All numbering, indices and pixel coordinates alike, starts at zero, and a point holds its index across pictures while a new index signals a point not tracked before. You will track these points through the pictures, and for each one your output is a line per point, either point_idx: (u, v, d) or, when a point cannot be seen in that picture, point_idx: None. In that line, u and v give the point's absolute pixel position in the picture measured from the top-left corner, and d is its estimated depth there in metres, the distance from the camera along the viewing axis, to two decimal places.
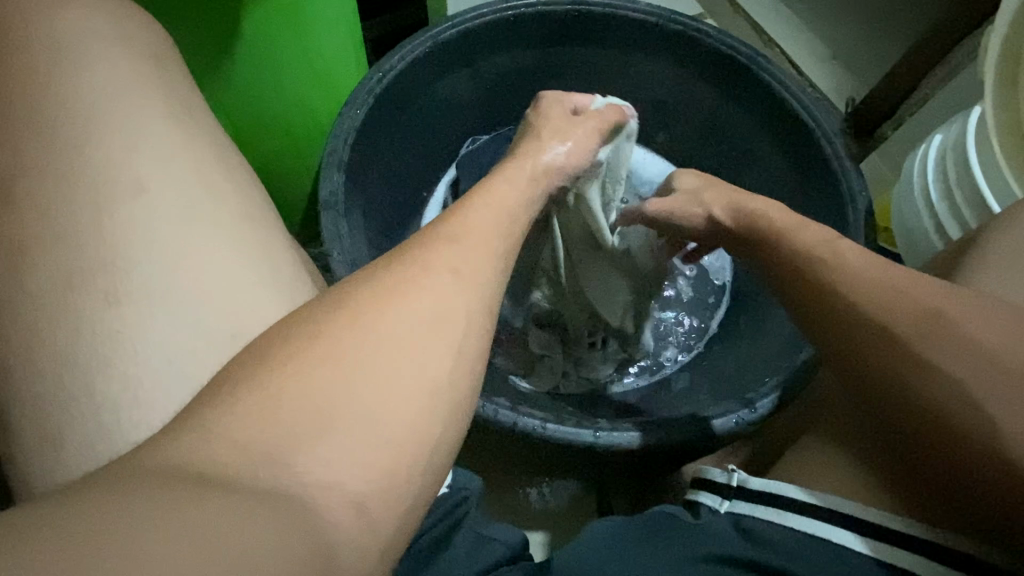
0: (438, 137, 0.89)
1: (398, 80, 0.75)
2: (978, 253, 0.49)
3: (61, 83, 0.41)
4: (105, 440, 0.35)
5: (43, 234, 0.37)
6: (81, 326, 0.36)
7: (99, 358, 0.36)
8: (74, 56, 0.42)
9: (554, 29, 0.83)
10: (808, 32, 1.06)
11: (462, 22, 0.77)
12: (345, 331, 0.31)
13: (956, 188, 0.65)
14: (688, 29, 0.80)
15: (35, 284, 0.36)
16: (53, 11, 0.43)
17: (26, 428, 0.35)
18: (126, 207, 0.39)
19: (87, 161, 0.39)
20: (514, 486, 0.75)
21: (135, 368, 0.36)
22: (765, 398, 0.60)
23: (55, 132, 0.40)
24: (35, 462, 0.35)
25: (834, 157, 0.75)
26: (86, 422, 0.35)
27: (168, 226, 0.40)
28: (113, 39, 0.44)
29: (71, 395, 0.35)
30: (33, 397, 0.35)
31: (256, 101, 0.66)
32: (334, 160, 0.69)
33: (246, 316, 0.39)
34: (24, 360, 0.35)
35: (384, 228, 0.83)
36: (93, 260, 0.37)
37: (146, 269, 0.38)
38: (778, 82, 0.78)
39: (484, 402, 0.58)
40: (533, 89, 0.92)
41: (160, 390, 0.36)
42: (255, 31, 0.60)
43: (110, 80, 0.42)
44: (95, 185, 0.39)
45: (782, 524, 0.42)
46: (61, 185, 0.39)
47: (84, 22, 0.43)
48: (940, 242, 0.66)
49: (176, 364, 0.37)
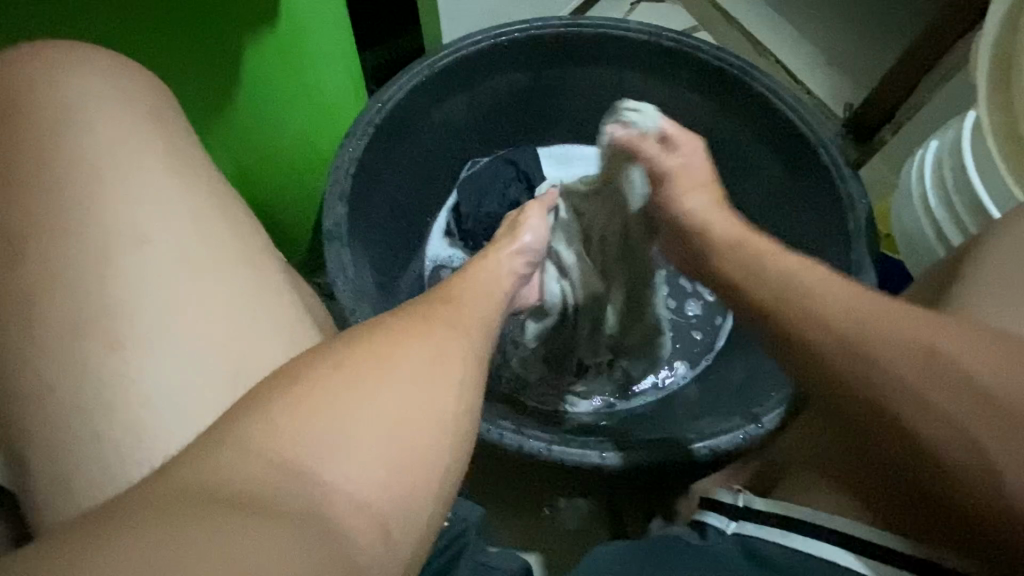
0: (438, 162, 0.90)
1: (397, 110, 0.77)
2: (972, 262, 0.48)
3: (73, 139, 0.43)
4: (116, 482, 0.36)
5: (54, 289, 0.39)
6: (90, 375, 0.38)
7: (106, 404, 0.37)
8: (76, 117, 0.44)
9: (548, 51, 0.85)
10: (801, 40, 1.05)
11: (455, 51, 0.79)
12: (339, 373, 0.32)
13: (954, 195, 0.65)
14: (680, 45, 0.81)
15: (49, 334, 0.38)
16: (61, 70, 0.45)
17: (45, 476, 0.36)
18: (132, 257, 0.41)
19: (92, 216, 0.41)
20: (526, 507, 0.75)
21: (141, 411, 0.38)
22: (770, 412, 0.60)
23: (67, 185, 0.42)
24: (56, 508, 0.36)
25: (834, 166, 0.75)
26: (98, 469, 0.36)
27: (171, 274, 0.41)
28: (112, 97, 0.46)
29: (87, 441, 0.37)
30: (48, 441, 0.37)
31: (258, 137, 0.68)
32: (337, 190, 0.70)
33: (252, 358, 0.41)
34: (41, 410, 0.37)
35: (388, 256, 0.84)
36: (100, 309, 0.39)
37: (150, 318, 0.40)
38: (773, 92, 0.79)
39: (492, 427, 0.59)
40: (529, 111, 0.93)
41: (169, 432, 0.37)
42: (255, 68, 0.62)
43: (118, 134, 0.44)
44: (106, 236, 0.41)
45: (787, 545, 0.42)
46: (73, 237, 0.40)
47: (84, 81, 0.46)
48: (941, 248, 0.67)
49: (179, 408, 0.38)
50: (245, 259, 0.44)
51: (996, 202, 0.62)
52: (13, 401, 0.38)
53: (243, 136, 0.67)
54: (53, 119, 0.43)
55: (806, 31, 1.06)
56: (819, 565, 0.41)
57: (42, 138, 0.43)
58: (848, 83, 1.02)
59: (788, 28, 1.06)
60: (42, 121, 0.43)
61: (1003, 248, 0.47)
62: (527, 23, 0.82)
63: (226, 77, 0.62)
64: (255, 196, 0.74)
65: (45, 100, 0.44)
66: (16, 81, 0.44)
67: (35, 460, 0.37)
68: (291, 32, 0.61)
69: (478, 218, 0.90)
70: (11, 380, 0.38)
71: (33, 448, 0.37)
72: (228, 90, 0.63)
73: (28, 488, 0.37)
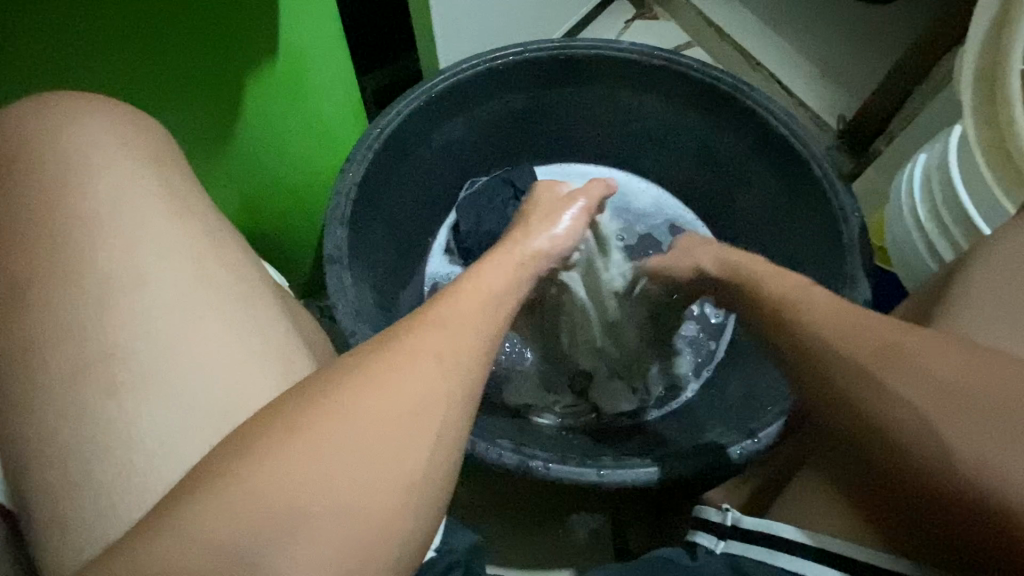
0: (439, 183, 0.92)
1: (396, 134, 0.79)
2: (961, 281, 0.48)
3: (82, 182, 0.45)
4: (115, 518, 0.37)
5: (58, 330, 0.41)
6: (91, 414, 0.39)
7: (105, 443, 0.39)
8: (80, 163, 0.46)
9: (543, 72, 0.87)
10: (793, 54, 1.07)
11: (451, 74, 0.81)
12: (335, 405, 0.34)
13: (942, 209, 0.66)
14: (672, 63, 0.83)
15: (56, 372, 0.40)
16: (74, 116, 0.48)
17: (47, 513, 0.38)
18: (134, 297, 0.43)
19: (93, 259, 0.43)
20: (529, 524, 0.75)
21: (137, 450, 0.39)
22: (768, 426, 0.60)
23: (75, 227, 0.44)
24: (56, 544, 0.37)
25: (827, 180, 0.76)
26: (96, 507, 0.38)
27: (171, 313, 0.43)
28: (115, 142, 0.48)
29: (85, 479, 0.38)
30: (54, 478, 0.38)
31: (260, 168, 0.70)
32: (337, 215, 0.72)
33: (247, 393, 0.42)
34: (43, 448, 0.39)
35: (389, 278, 0.85)
36: (104, 348, 0.41)
37: (148, 357, 0.41)
38: (765, 107, 0.80)
39: (492, 446, 0.60)
40: (526, 131, 0.95)
41: (164, 470, 0.39)
42: (255, 101, 0.64)
43: (125, 175, 0.47)
44: (110, 275, 0.43)
45: (773, 563, 0.43)
46: (80, 278, 0.42)
47: (88, 128, 0.48)
48: (930, 262, 0.67)
49: (173, 446, 0.39)
50: (241, 294, 0.46)
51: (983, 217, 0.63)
52: (18, 440, 0.39)
53: (245, 165, 0.69)
54: (58, 166, 0.45)
55: (800, 46, 1.07)
56: None
57: (53, 182, 0.45)
58: (840, 96, 1.03)
59: (780, 43, 1.08)
60: (47, 168, 0.45)
61: (991, 266, 0.47)
62: (520, 47, 0.83)
63: (227, 112, 0.64)
64: (258, 224, 0.76)
65: (57, 145, 0.46)
66: (24, 131, 0.47)
67: (37, 497, 0.38)
68: (291, 64, 0.63)
69: (477, 236, 0.91)
70: (17, 419, 0.40)
71: (36, 486, 0.38)
72: (230, 121, 0.64)
73: (34, 524, 0.38)
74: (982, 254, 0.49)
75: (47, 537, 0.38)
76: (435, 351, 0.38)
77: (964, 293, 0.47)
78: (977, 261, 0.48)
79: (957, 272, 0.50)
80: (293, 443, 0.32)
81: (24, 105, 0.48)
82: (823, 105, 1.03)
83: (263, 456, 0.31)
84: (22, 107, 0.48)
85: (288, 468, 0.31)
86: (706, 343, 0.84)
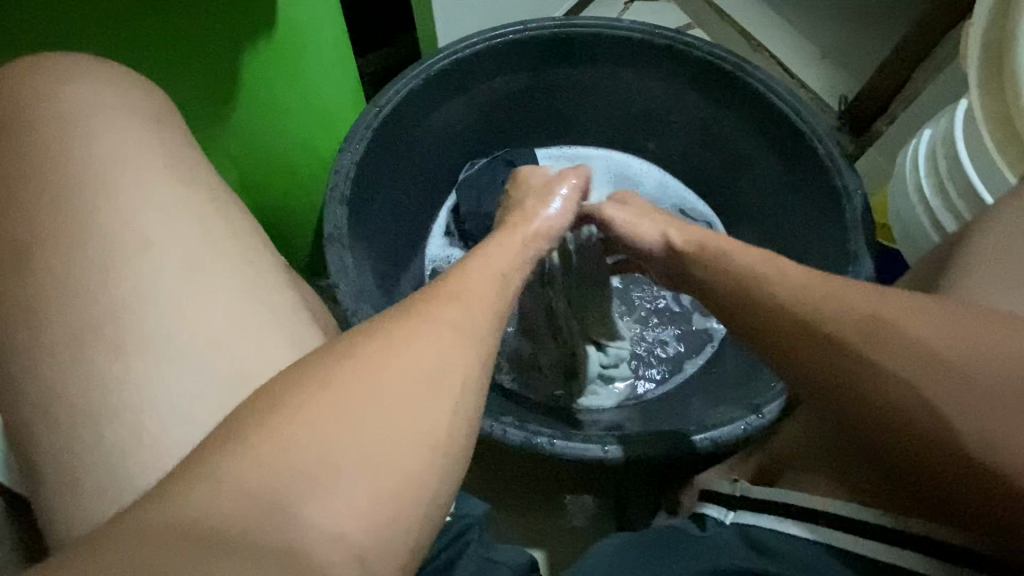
0: (439, 164, 0.91)
1: (395, 113, 0.78)
2: (964, 247, 0.48)
3: (78, 152, 0.44)
4: (128, 481, 0.37)
5: (58, 299, 0.40)
6: (99, 381, 0.38)
7: (117, 410, 0.38)
8: (73, 131, 0.45)
9: (544, 51, 0.85)
10: (794, 34, 1.06)
11: (451, 52, 0.79)
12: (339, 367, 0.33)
13: (949, 184, 0.66)
14: (674, 41, 0.82)
15: (60, 340, 0.39)
16: (68, 86, 0.46)
17: (57, 476, 0.37)
18: (137, 267, 0.42)
19: (95, 227, 0.42)
20: (532, 502, 0.75)
21: (147, 413, 0.38)
22: (771, 402, 0.60)
23: (74, 198, 0.42)
24: (67, 509, 0.37)
25: (831, 159, 0.75)
26: (108, 474, 0.37)
27: (177, 284, 0.42)
28: (109, 110, 0.46)
29: (96, 446, 0.37)
30: (64, 444, 0.38)
31: (259, 145, 0.68)
32: (337, 194, 0.71)
33: (256, 362, 0.41)
34: (51, 415, 0.38)
35: (391, 261, 0.85)
36: (110, 318, 0.40)
37: (153, 328, 0.40)
38: (769, 85, 0.79)
39: (496, 424, 0.59)
40: (525, 112, 0.94)
41: (176, 436, 0.38)
42: (252, 77, 0.63)
43: (123, 145, 0.45)
44: (111, 245, 0.42)
45: (785, 532, 0.43)
46: (81, 248, 0.41)
47: (83, 97, 0.46)
48: (933, 234, 0.68)
49: (180, 411, 0.39)
50: (245, 262, 0.45)
51: (990, 190, 0.62)
52: (24, 412, 0.39)
53: (243, 142, 0.67)
54: (52, 134, 0.44)
55: (801, 25, 1.06)
56: (816, 553, 0.41)
57: (49, 151, 0.43)
58: (840, 78, 1.02)
59: (781, 23, 1.07)
60: (43, 137, 0.44)
61: (993, 233, 0.47)
62: (520, 24, 0.82)
63: (225, 88, 0.62)
64: (258, 203, 0.74)
65: (52, 114, 0.45)
66: (17, 99, 0.45)
67: (48, 465, 0.38)
68: (290, 39, 0.62)
69: (477, 218, 0.90)
70: (22, 389, 0.39)
71: (46, 454, 0.38)
72: (227, 97, 0.63)
73: (46, 488, 0.38)
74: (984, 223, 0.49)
75: (59, 506, 0.37)
76: (444, 320, 0.38)
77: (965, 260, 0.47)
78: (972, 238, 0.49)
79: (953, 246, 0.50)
80: (306, 409, 0.31)
81: (14, 71, 0.47)
82: (825, 86, 1.02)
83: (275, 422, 0.31)
84: (14, 75, 0.46)
85: (295, 428, 0.31)
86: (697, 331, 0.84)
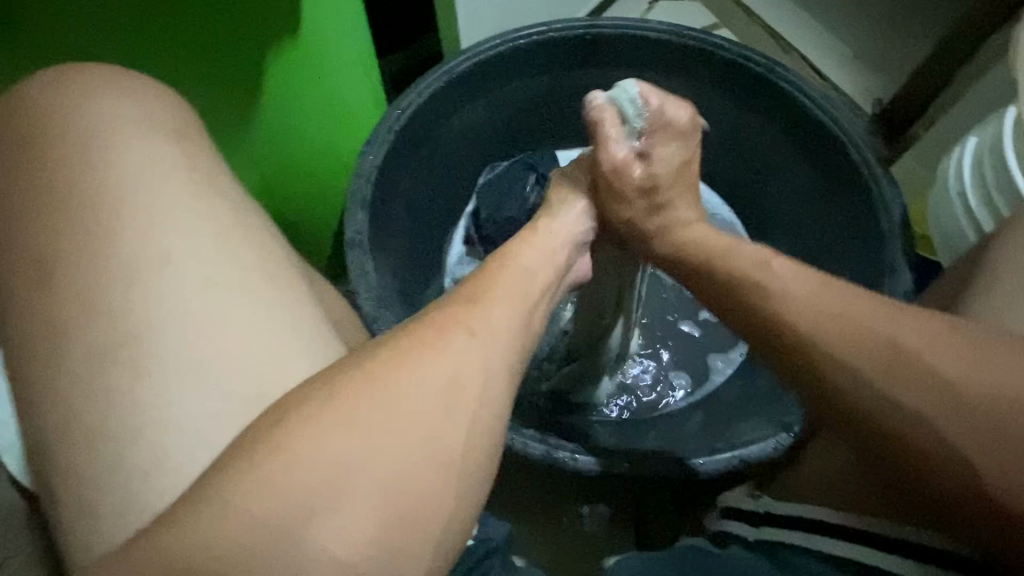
0: (458, 167, 0.90)
1: (418, 114, 0.77)
2: (995, 261, 0.47)
3: (97, 167, 0.44)
4: (146, 506, 0.36)
5: (75, 314, 0.40)
6: (118, 405, 0.38)
7: (134, 433, 0.38)
8: (89, 142, 0.44)
9: (568, 52, 0.84)
10: (826, 34, 1.03)
11: (474, 54, 0.78)
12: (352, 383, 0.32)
13: (995, 193, 0.63)
14: (703, 43, 0.80)
15: (79, 362, 0.39)
16: (89, 98, 0.46)
17: (77, 497, 0.37)
18: (152, 285, 0.41)
19: (109, 239, 0.42)
20: (554, 512, 0.74)
21: (164, 435, 0.38)
22: (801, 419, 0.58)
23: (95, 213, 0.42)
24: (87, 532, 0.37)
25: (866, 165, 0.72)
26: (122, 494, 0.37)
27: (193, 302, 0.41)
28: (124, 120, 0.46)
29: (110, 465, 0.37)
30: (84, 466, 0.37)
31: (281, 150, 0.68)
32: (358, 198, 0.70)
33: (270, 381, 0.40)
34: (69, 431, 0.38)
35: (411, 266, 0.84)
36: (127, 341, 0.39)
37: (168, 350, 0.40)
38: (802, 90, 0.76)
39: (518, 436, 0.58)
40: (547, 113, 0.91)
41: (190, 458, 0.37)
42: (275, 81, 0.62)
43: (144, 158, 0.45)
44: (128, 264, 0.41)
45: (811, 547, 0.43)
46: (100, 266, 0.41)
47: (104, 108, 0.46)
48: (974, 238, 0.65)
49: (196, 435, 0.38)
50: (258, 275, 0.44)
51: None
52: (41, 431, 0.39)
53: (266, 148, 0.67)
54: (70, 148, 0.44)
55: (831, 26, 1.03)
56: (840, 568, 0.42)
57: (72, 166, 0.43)
58: (874, 79, 0.99)
59: (811, 23, 1.04)
60: (67, 151, 0.44)
61: None
62: (545, 25, 0.81)
63: (247, 93, 0.62)
64: (279, 208, 0.74)
65: (75, 127, 0.45)
66: (39, 111, 0.45)
67: (66, 490, 0.38)
68: (313, 42, 0.62)
69: (497, 223, 0.89)
70: (40, 406, 0.39)
71: (62, 471, 0.38)
72: (250, 102, 0.63)
73: (67, 509, 0.38)
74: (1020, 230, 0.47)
75: (76, 524, 0.37)
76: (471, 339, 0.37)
77: (996, 274, 0.46)
78: (1004, 248, 0.47)
79: (987, 254, 0.48)
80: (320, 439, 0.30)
81: (35, 83, 0.47)
82: (858, 87, 0.99)
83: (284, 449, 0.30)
84: (38, 87, 0.46)
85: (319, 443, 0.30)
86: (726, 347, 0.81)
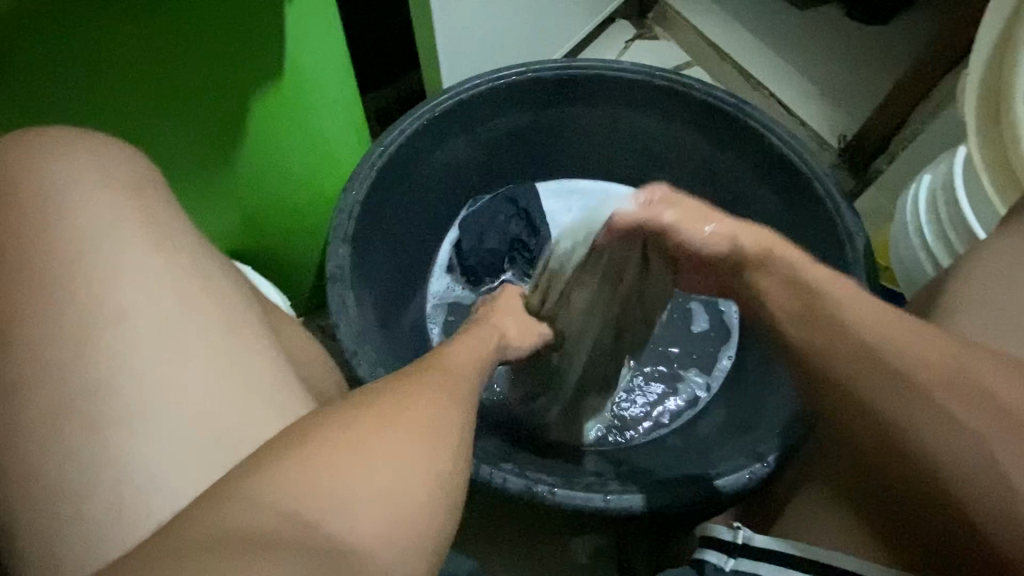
0: (441, 201, 0.92)
1: (400, 151, 0.79)
2: (954, 293, 0.49)
3: (73, 220, 0.45)
4: (103, 559, 0.36)
5: (45, 365, 0.40)
6: (81, 456, 0.38)
7: (94, 484, 0.38)
8: (67, 195, 0.45)
9: (546, 91, 0.87)
10: (793, 73, 1.08)
11: (455, 94, 0.81)
12: (344, 432, 0.33)
13: (949, 227, 0.67)
14: (673, 83, 0.83)
15: (46, 413, 0.39)
16: (68, 152, 0.47)
17: (33, 550, 0.37)
18: (120, 334, 0.42)
19: (83, 289, 0.43)
20: (537, 545, 0.74)
21: (124, 484, 0.38)
22: (775, 449, 0.59)
23: (70, 266, 0.43)
24: None
25: (831, 199, 0.75)
26: (88, 546, 0.36)
27: (161, 351, 0.42)
28: (102, 170, 0.47)
29: (71, 518, 0.37)
30: (43, 517, 0.37)
31: (263, 190, 0.69)
32: (340, 233, 0.71)
33: (238, 425, 0.41)
34: (33, 481, 0.38)
35: (393, 299, 0.85)
36: (95, 393, 0.40)
37: (133, 400, 0.40)
38: (768, 128, 0.80)
39: (496, 471, 0.59)
40: (527, 150, 0.94)
41: (150, 507, 0.37)
42: (257, 124, 0.64)
43: (122, 210, 0.46)
44: (100, 314, 0.42)
45: None
46: (72, 316, 0.42)
47: (84, 163, 0.47)
48: (932, 269, 0.68)
49: (158, 482, 0.38)
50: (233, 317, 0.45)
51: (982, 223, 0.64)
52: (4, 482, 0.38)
53: (248, 187, 0.68)
54: (49, 199, 0.45)
55: (798, 65, 1.08)
56: None
57: (49, 219, 0.44)
58: (840, 116, 1.03)
59: (780, 63, 1.09)
60: (45, 204, 0.45)
61: (981, 278, 0.48)
62: (524, 66, 0.84)
63: (229, 135, 0.63)
64: (260, 246, 0.75)
65: (52, 181, 0.46)
66: (20, 164, 0.46)
67: (23, 543, 0.37)
68: (296, 86, 0.64)
69: (478, 254, 0.90)
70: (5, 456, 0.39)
71: (20, 523, 0.37)
72: (233, 143, 0.64)
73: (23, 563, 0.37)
74: (971, 265, 0.49)
75: None
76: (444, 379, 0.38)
77: (951, 306, 0.48)
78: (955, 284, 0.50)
79: (942, 287, 0.51)
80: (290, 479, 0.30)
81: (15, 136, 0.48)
82: (825, 123, 1.03)
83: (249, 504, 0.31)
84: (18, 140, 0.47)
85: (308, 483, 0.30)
86: (701, 374, 0.83)
